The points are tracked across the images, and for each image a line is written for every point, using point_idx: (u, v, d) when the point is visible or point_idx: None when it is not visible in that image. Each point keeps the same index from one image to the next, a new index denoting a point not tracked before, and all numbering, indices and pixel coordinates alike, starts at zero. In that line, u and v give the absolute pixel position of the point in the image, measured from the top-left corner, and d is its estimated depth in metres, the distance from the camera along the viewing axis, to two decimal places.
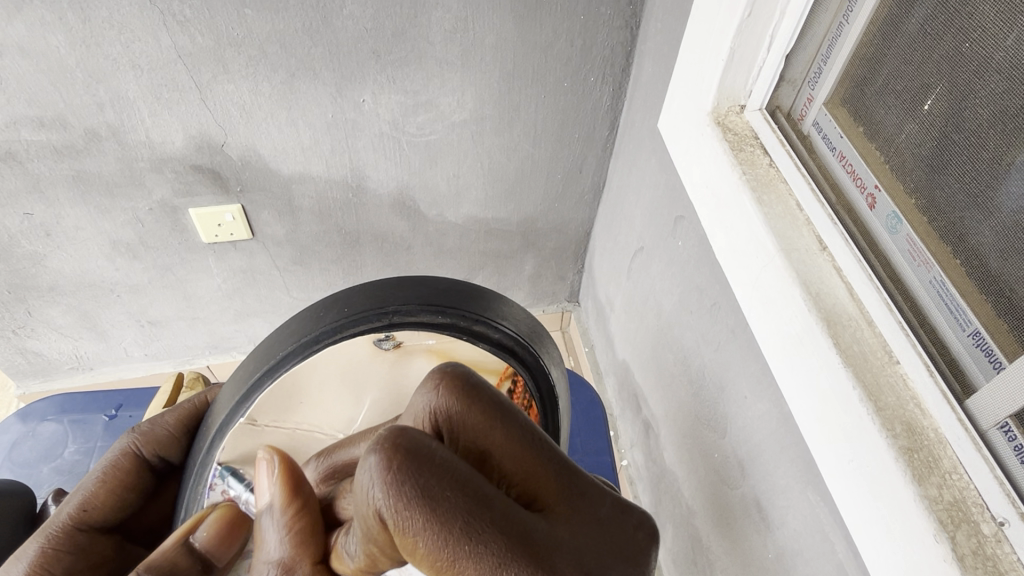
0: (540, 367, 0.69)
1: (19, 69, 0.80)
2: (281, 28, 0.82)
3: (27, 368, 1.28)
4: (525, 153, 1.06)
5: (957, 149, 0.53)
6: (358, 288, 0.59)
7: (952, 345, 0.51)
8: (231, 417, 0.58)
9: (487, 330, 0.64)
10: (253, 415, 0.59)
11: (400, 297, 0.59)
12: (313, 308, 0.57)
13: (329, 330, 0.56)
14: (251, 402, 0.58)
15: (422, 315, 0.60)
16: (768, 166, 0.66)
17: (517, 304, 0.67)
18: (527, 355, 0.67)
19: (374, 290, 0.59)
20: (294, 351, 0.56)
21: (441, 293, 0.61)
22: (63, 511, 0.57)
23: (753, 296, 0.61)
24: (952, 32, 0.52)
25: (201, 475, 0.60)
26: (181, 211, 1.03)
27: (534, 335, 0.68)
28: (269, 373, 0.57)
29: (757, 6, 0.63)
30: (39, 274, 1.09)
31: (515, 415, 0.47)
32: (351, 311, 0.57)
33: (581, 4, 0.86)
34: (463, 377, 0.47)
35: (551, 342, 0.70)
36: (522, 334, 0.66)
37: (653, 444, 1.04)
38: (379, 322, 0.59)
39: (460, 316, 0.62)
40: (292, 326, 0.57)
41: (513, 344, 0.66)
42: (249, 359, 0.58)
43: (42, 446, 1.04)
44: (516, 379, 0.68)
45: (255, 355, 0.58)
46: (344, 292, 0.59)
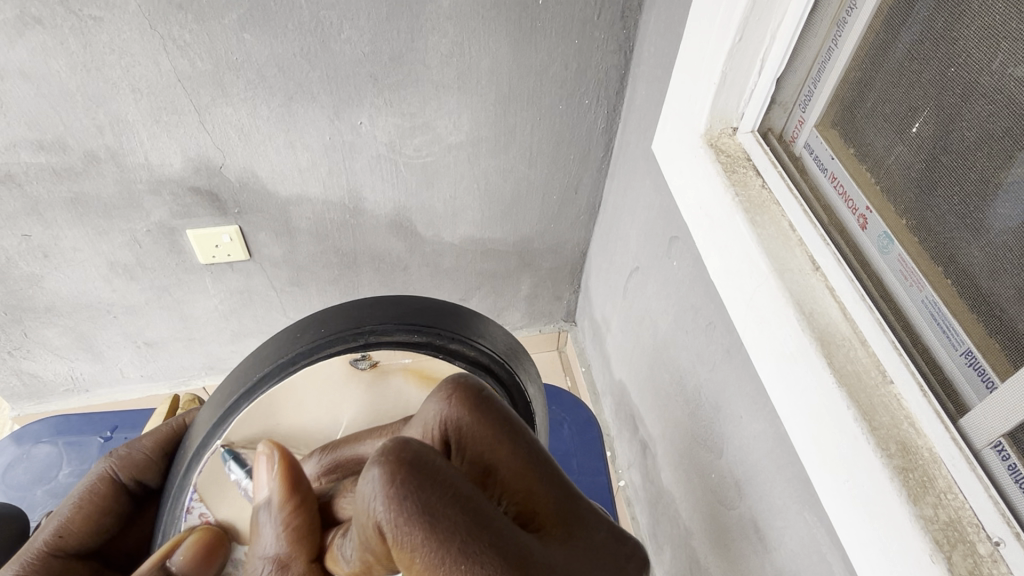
0: (517, 385, 0.70)
1: (20, 93, 0.81)
2: (280, 52, 0.83)
3: (22, 390, 1.28)
4: (521, 174, 1.07)
5: (947, 171, 0.53)
6: (335, 308, 0.60)
7: (945, 365, 0.52)
8: (209, 440, 0.57)
9: (465, 349, 0.66)
10: (230, 440, 0.58)
11: (376, 317, 0.61)
12: (292, 328, 0.59)
13: (307, 349, 0.58)
14: (229, 423, 0.57)
15: (398, 335, 0.63)
16: (760, 187, 0.67)
17: (493, 322, 0.68)
18: (504, 373, 0.69)
19: (352, 309, 0.61)
20: (274, 370, 0.57)
21: (417, 313, 0.63)
22: (39, 537, 0.57)
23: (747, 315, 0.61)
24: (938, 57, 0.53)
25: (179, 500, 0.58)
26: (179, 232, 1.04)
27: (512, 353, 0.69)
28: (248, 392, 0.57)
29: (747, 31, 0.64)
30: (36, 296, 1.09)
31: (521, 432, 0.48)
32: (328, 331, 0.59)
33: (576, 28, 0.87)
34: (475, 389, 0.49)
35: (530, 361, 0.71)
36: (499, 351, 0.68)
37: (650, 464, 1.04)
38: (355, 341, 0.60)
39: (436, 335, 0.64)
40: (271, 346, 0.58)
41: (489, 361, 0.67)
42: (225, 382, 0.59)
43: (36, 468, 1.04)
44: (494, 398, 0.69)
45: (232, 378, 0.58)
46: (322, 312, 0.60)
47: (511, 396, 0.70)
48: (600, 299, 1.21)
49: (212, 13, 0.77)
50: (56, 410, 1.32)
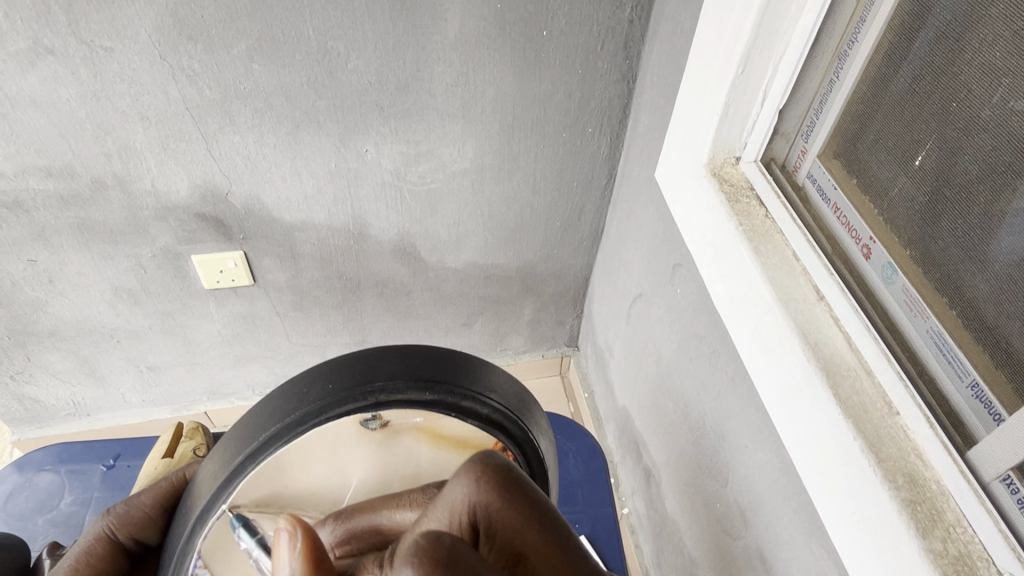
0: (527, 440, 0.68)
1: (30, 121, 0.82)
2: (287, 81, 0.84)
3: (23, 414, 1.28)
4: (525, 201, 1.07)
5: (949, 203, 0.54)
6: (344, 361, 0.58)
7: (951, 396, 0.51)
8: (212, 502, 0.56)
9: (476, 405, 0.63)
10: (235, 501, 0.57)
11: (385, 371, 0.59)
12: (297, 383, 0.57)
13: (315, 409, 0.56)
14: (234, 484, 0.55)
15: (409, 392, 0.60)
16: (764, 217, 0.67)
17: (503, 373, 0.66)
18: (515, 429, 0.66)
19: (361, 365, 0.58)
20: (281, 431, 0.55)
21: (429, 363, 0.61)
22: None
23: (751, 345, 0.62)
24: (939, 92, 0.53)
25: (182, 562, 0.59)
26: (184, 258, 1.04)
27: (524, 407, 0.67)
28: (255, 454, 0.55)
29: (749, 63, 0.65)
30: (40, 320, 1.10)
31: (554, 517, 0.45)
32: (336, 387, 0.57)
33: (579, 58, 0.88)
34: (506, 468, 0.46)
35: (540, 412, 0.69)
36: (510, 406, 0.65)
37: (654, 492, 1.03)
38: (365, 401, 0.58)
39: (448, 391, 0.61)
40: (276, 403, 0.56)
41: (501, 418, 0.65)
42: (225, 439, 0.56)
43: (38, 497, 1.03)
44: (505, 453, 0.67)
45: (234, 435, 0.55)
46: (330, 363, 0.58)
47: (522, 452, 0.68)
48: (603, 325, 1.21)
49: (221, 43, 0.78)
50: (57, 435, 1.32)
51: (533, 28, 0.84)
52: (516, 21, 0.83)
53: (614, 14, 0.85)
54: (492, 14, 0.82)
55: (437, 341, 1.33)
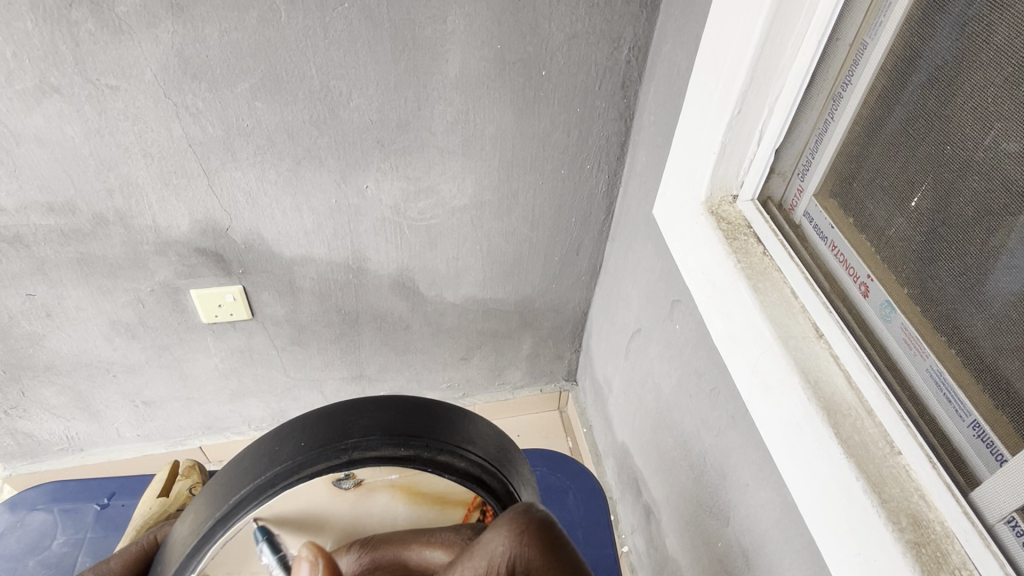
0: (512, 497, 0.64)
1: (34, 157, 0.82)
2: (289, 119, 0.85)
3: (16, 449, 1.26)
4: (524, 237, 1.08)
5: (945, 243, 0.54)
6: (318, 416, 0.59)
7: (953, 436, 0.51)
8: (182, 571, 0.56)
9: (453, 459, 0.62)
10: (206, 570, 0.57)
11: (359, 428, 0.59)
12: (270, 442, 0.57)
13: (287, 471, 0.56)
14: (202, 554, 0.56)
15: (384, 449, 0.59)
16: (762, 254, 0.68)
17: (482, 426, 0.65)
18: (496, 483, 0.64)
19: (335, 421, 0.59)
20: (250, 495, 0.55)
21: (405, 417, 0.61)
22: None
23: (751, 383, 0.61)
24: (932, 135, 0.54)
25: None
26: (183, 292, 1.04)
27: (505, 460, 0.65)
28: (224, 522, 0.55)
29: (745, 103, 0.66)
30: (36, 354, 1.09)
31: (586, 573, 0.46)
32: (309, 445, 0.57)
33: (578, 98, 0.90)
34: (546, 523, 0.47)
35: (520, 461, 0.68)
36: (490, 460, 0.63)
37: (654, 530, 1.02)
38: (338, 459, 0.58)
39: (424, 445, 0.60)
40: (248, 464, 0.57)
41: (481, 473, 0.63)
42: (199, 501, 0.57)
43: (29, 538, 1.02)
44: (487, 509, 0.64)
45: (207, 497, 0.57)
46: (303, 420, 0.59)
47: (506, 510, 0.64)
48: (602, 359, 1.21)
49: (225, 82, 0.80)
50: (50, 470, 1.30)
51: (532, 69, 0.86)
52: (515, 61, 0.84)
53: (612, 54, 0.86)
54: (492, 55, 0.83)
55: (435, 375, 1.32)
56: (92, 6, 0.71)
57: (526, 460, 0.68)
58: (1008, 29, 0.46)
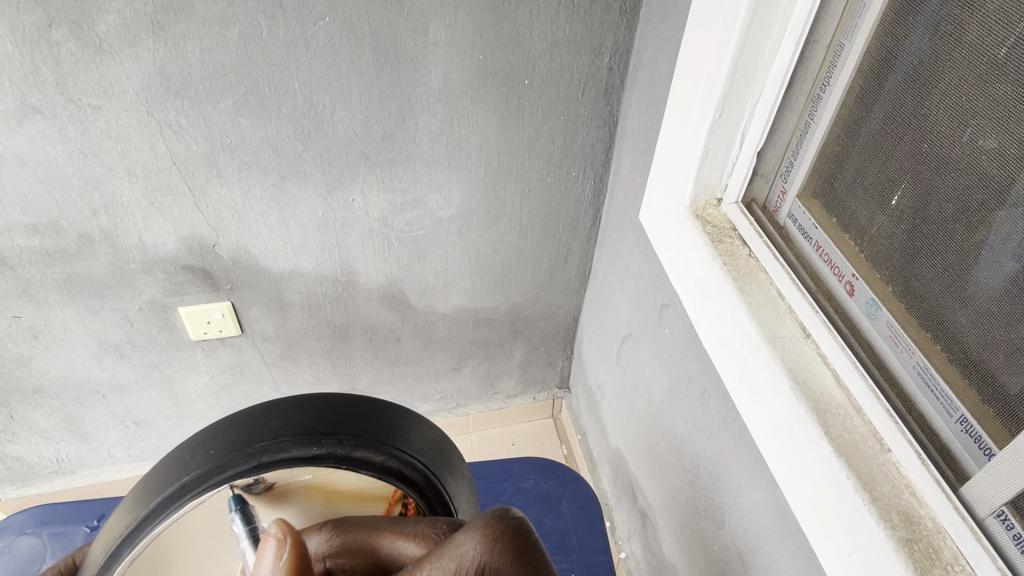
0: (433, 486, 0.64)
1: (17, 179, 0.82)
2: (274, 134, 0.85)
3: (5, 474, 1.25)
4: (511, 245, 1.08)
5: (927, 241, 0.55)
6: (229, 422, 0.58)
7: (942, 431, 0.51)
8: None
9: (369, 453, 0.61)
10: None
11: (270, 431, 0.58)
12: (178, 454, 0.56)
13: (194, 481, 0.54)
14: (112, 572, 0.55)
15: (295, 449, 0.58)
16: (748, 257, 0.68)
17: (410, 418, 0.65)
18: (416, 474, 0.63)
19: (246, 427, 0.58)
20: (156, 508, 0.54)
21: (320, 415, 0.61)
22: None
23: (741, 384, 0.62)
24: (910, 133, 0.55)
25: None
26: (171, 310, 1.04)
27: (430, 451, 0.65)
28: (130, 538, 0.54)
29: (726, 106, 0.67)
30: (23, 377, 1.08)
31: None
32: (218, 453, 0.56)
33: (561, 106, 0.90)
34: (516, 530, 0.44)
35: (456, 457, 0.68)
36: (412, 452, 0.63)
37: (650, 535, 1.02)
38: (247, 464, 0.56)
39: (337, 442, 0.60)
40: (157, 477, 0.55)
41: (400, 466, 0.62)
42: (110, 523, 0.55)
43: (19, 562, 1.00)
44: (407, 501, 0.63)
45: (118, 516, 0.55)
46: (214, 429, 0.57)
47: (429, 501, 0.64)
48: (593, 365, 1.21)
49: (208, 99, 0.80)
50: (40, 493, 1.29)
51: (515, 78, 0.86)
52: (498, 71, 0.85)
53: (593, 62, 0.87)
54: (474, 65, 0.84)
55: (427, 385, 1.32)
56: (72, 26, 0.70)
57: (457, 451, 0.68)
58: (979, 28, 0.46)
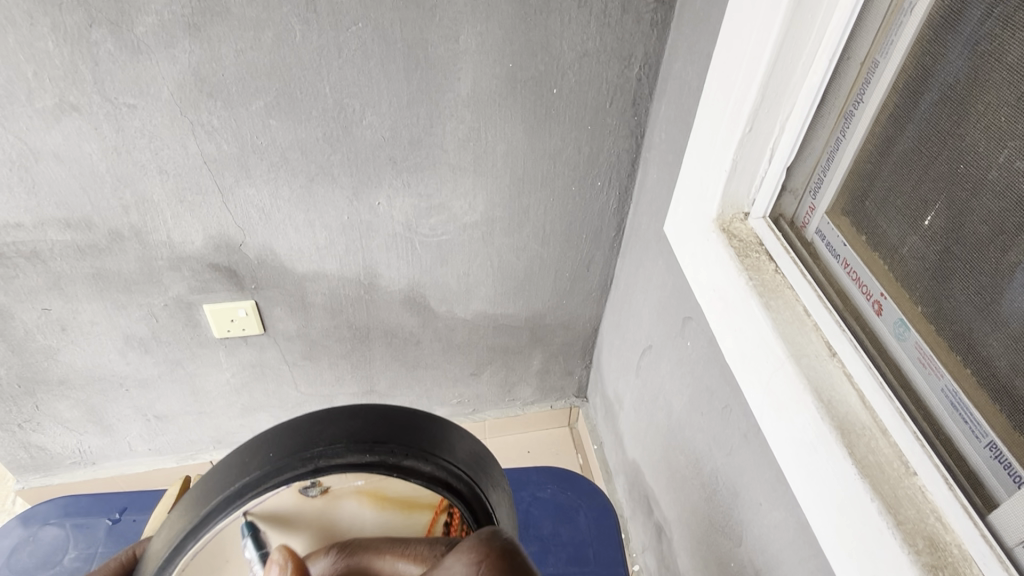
0: (478, 498, 0.64)
1: (52, 174, 0.84)
2: (303, 136, 0.86)
3: (29, 463, 1.27)
4: (534, 253, 1.08)
5: (960, 262, 0.54)
6: (287, 426, 0.59)
7: (970, 457, 0.51)
8: None
9: (419, 463, 0.61)
10: None
11: (326, 436, 0.59)
12: (239, 455, 0.57)
13: (254, 481, 0.56)
14: (175, 564, 0.56)
15: (350, 456, 0.59)
16: (774, 272, 0.67)
17: (456, 430, 0.65)
18: (462, 485, 0.63)
19: (303, 431, 0.59)
20: (218, 507, 0.55)
21: (373, 424, 0.61)
22: None
23: (764, 401, 0.61)
24: (945, 153, 0.54)
25: None
26: (196, 307, 1.05)
27: (474, 463, 0.65)
28: (194, 535, 0.55)
29: (757, 121, 0.66)
30: (50, 368, 1.10)
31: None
32: (276, 456, 0.57)
33: (589, 115, 0.90)
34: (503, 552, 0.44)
35: (497, 470, 0.68)
36: (459, 464, 0.63)
37: (665, 549, 1.01)
38: (304, 468, 0.57)
39: (389, 451, 0.60)
40: (216, 477, 0.57)
41: (448, 476, 0.63)
42: (173, 517, 0.57)
43: (42, 552, 1.02)
44: (453, 512, 0.63)
45: (180, 512, 0.57)
46: (272, 432, 0.59)
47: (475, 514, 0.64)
48: (612, 376, 1.21)
49: (240, 101, 0.81)
50: (61, 483, 1.31)
51: (543, 87, 0.86)
52: (527, 79, 0.85)
53: (623, 72, 0.87)
54: (503, 73, 0.84)
55: (445, 390, 1.32)
56: (112, 26, 0.72)
57: (495, 461, 0.68)
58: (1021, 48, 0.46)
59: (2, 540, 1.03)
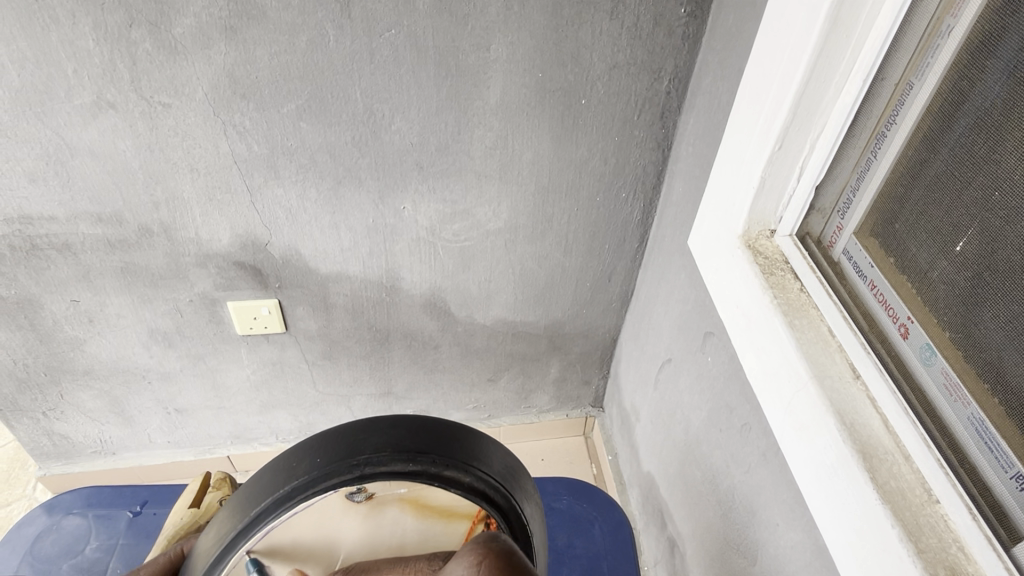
0: (514, 509, 0.63)
1: (87, 169, 0.86)
2: (333, 139, 0.87)
3: (52, 450, 1.29)
4: (556, 262, 1.08)
5: (990, 289, 0.53)
6: (335, 431, 0.60)
7: (995, 487, 0.50)
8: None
9: (458, 474, 0.61)
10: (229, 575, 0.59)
11: (371, 444, 0.59)
12: (288, 457, 0.58)
13: (302, 485, 0.57)
14: (225, 562, 0.58)
15: (394, 464, 0.59)
16: (799, 291, 0.67)
17: (493, 443, 0.64)
18: (499, 497, 0.62)
19: (349, 438, 0.59)
20: (269, 508, 0.57)
21: (414, 434, 0.61)
22: None
23: (784, 421, 0.61)
24: (980, 178, 0.54)
25: None
26: (220, 303, 1.06)
27: (510, 475, 0.64)
28: (244, 532, 0.57)
29: (787, 139, 0.66)
30: (76, 358, 1.12)
31: None
32: (324, 461, 0.58)
33: (616, 126, 0.90)
34: (509, 553, 0.45)
35: (529, 483, 0.67)
36: (497, 476, 0.62)
37: (677, 564, 1.00)
38: (349, 474, 0.58)
39: (431, 461, 0.60)
40: (266, 479, 0.58)
41: (486, 489, 0.62)
42: (223, 514, 0.58)
43: (64, 541, 1.04)
44: (490, 522, 0.62)
45: (230, 510, 0.58)
46: (320, 436, 0.59)
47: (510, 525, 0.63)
48: (630, 387, 1.20)
49: (272, 103, 0.82)
50: (82, 472, 1.33)
51: (572, 97, 0.86)
52: (556, 89, 0.85)
53: (652, 85, 0.86)
54: (532, 83, 0.84)
55: (462, 395, 1.33)
56: (151, 27, 0.73)
57: (529, 473, 0.66)
58: None
59: (27, 527, 1.05)
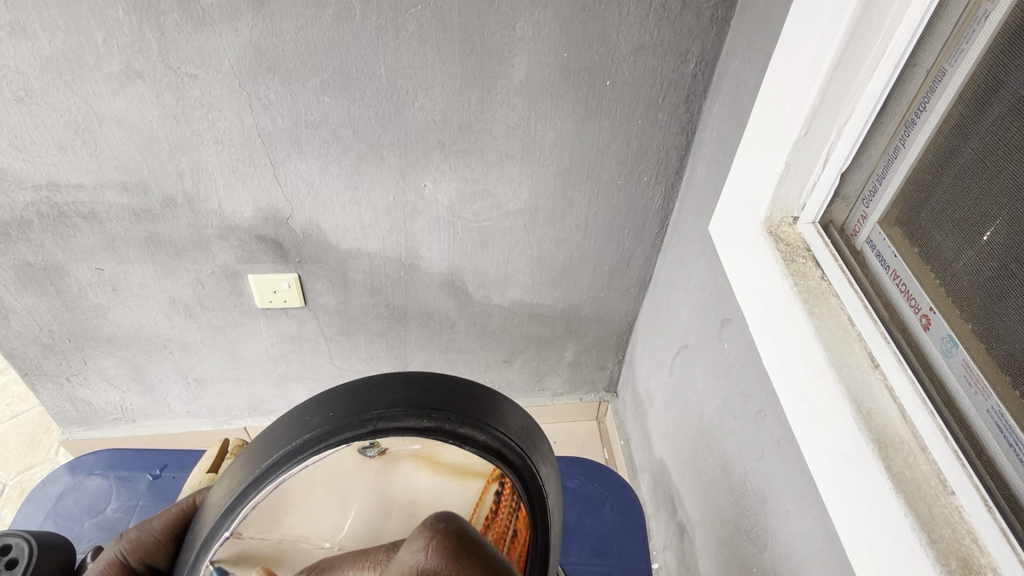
0: (530, 470, 0.62)
1: (114, 138, 0.87)
2: (356, 115, 0.87)
3: (74, 416, 1.32)
4: (575, 245, 1.08)
5: (1016, 279, 0.52)
6: (349, 387, 0.56)
7: (1010, 479, 0.49)
8: (217, 530, 0.55)
9: (474, 432, 0.58)
10: (238, 529, 0.56)
11: (385, 400, 0.56)
12: (301, 411, 0.55)
13: (315, 439, 0.54)
14: (235, 514, 0.55)
15: (408, 420, 0.56)
16: (820, 279, 0.66)
17: (509, 404, 0.61)
18: (516, 456, 0.60)
19: (364, 391, 0.56)
20: (280, 461, 0.53)
21: (431, 391, 0.58)
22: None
23: (799, 408, 0.61)
24: (1011, 167, 0.53)
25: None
26: (241, 276, 1.08)
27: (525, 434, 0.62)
28: (255, 486, 0.53)
29: (814, 124, 0.65)
30: (99, 326, 1.14)
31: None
32: (337, 415, 0.54)
33: (640, 109, 0.90)
34: (462, 536, 0.44)
35: (547, 445, 0.65)
36: (512, 434, 0.60)
37: (686, 549, 1.01)
38: (362, 428, 0.55)
39: (446, 418, 0.57)
40: (276, 432, 0.55)
41: (502, 447, 0.60)
42: (233, 466, 0.55)
43: (87, 499, 1.06)
44: (505, 481, 0.62)
45: (239, 462, 0.55)
46: (332, 392, 0.56)
47: (524, 483, 0.62)
48: (644, 373, 1.20)
49: (297, 77, 0.82)
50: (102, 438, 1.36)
51: (597, 78, 0.86)
52: (580, 70, 0.85)
53: (678, 68, 0.86)
54: (558, 63, 0.84)
55: (477, 375, 1.33)
56: None
57: (546, 436, 0.64)
58: None
59: (50, 486, 1.07)
